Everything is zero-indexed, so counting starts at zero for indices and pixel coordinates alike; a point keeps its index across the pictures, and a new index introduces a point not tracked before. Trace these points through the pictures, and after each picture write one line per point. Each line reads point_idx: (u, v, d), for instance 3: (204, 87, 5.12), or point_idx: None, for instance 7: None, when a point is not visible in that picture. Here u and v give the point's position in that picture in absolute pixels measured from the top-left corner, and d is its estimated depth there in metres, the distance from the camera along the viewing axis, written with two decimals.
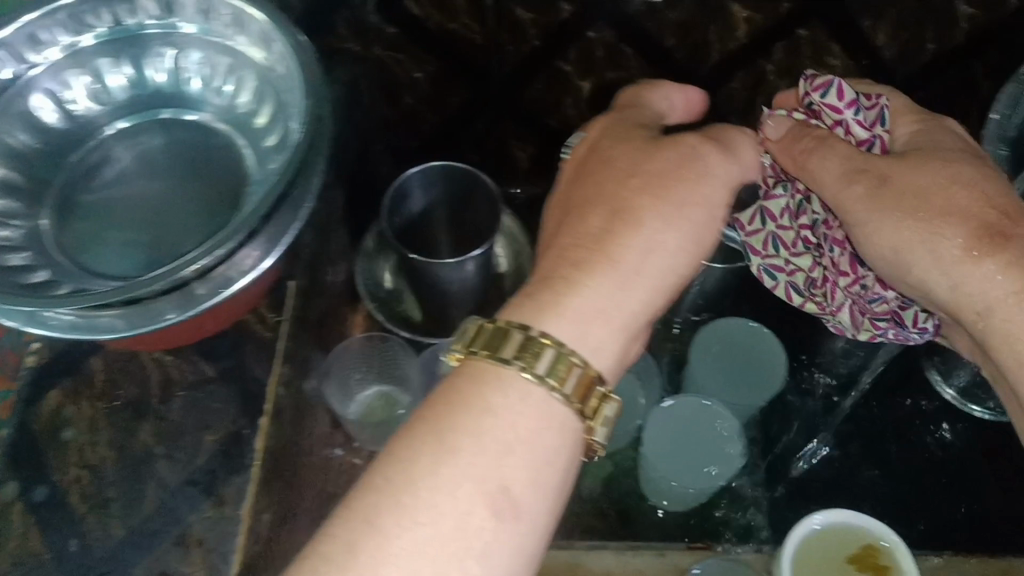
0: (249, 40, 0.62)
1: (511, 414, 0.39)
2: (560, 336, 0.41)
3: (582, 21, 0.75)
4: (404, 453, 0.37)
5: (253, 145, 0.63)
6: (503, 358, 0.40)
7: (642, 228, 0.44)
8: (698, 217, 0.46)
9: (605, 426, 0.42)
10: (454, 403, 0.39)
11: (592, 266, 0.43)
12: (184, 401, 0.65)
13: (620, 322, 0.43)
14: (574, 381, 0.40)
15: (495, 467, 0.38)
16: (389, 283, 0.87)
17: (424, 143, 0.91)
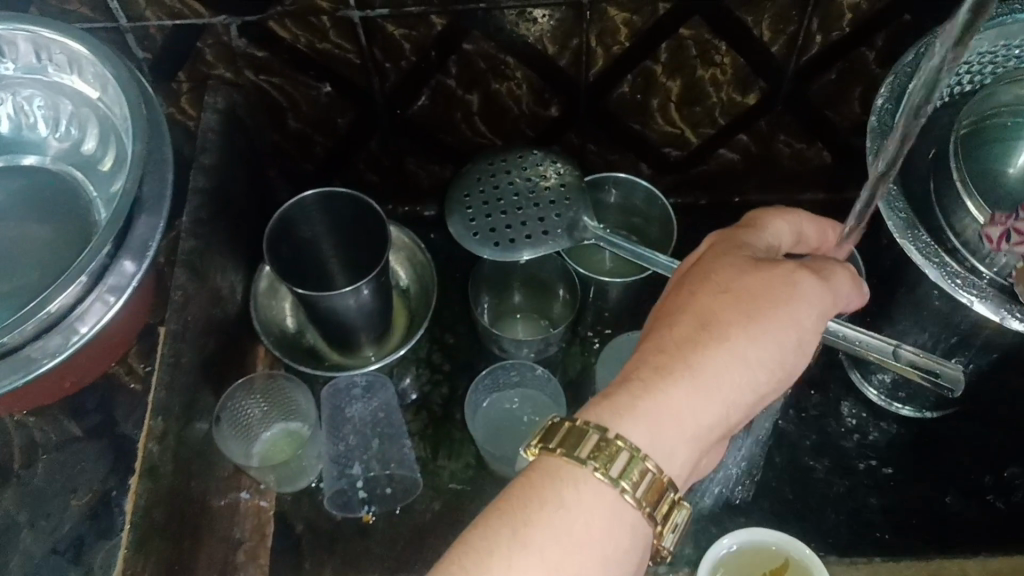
0: (82, 78, 0.62)
1: (584, 508, 0.39)
2: (635, 439, 0.41)
3: (455, 34, 0.74)
4: (474, 542, 0.38)
5: (99, 189, 0.64)
6: (578, 458, 0.40)
7: (734, 347, 0.44)
8: (786, 338, 0.45)
9: (673, 533, 0.43)
10: (522, 493, 0.40)
11: (677, 373, 0.43)
12: (52, 460, 0.63)
13: (694, 431, 0.43)
14: (647, 487, 0.40)
15: (573, 550, 0.38)
16: (293, 324, 0.82)
17: (320, 166, 0.88)
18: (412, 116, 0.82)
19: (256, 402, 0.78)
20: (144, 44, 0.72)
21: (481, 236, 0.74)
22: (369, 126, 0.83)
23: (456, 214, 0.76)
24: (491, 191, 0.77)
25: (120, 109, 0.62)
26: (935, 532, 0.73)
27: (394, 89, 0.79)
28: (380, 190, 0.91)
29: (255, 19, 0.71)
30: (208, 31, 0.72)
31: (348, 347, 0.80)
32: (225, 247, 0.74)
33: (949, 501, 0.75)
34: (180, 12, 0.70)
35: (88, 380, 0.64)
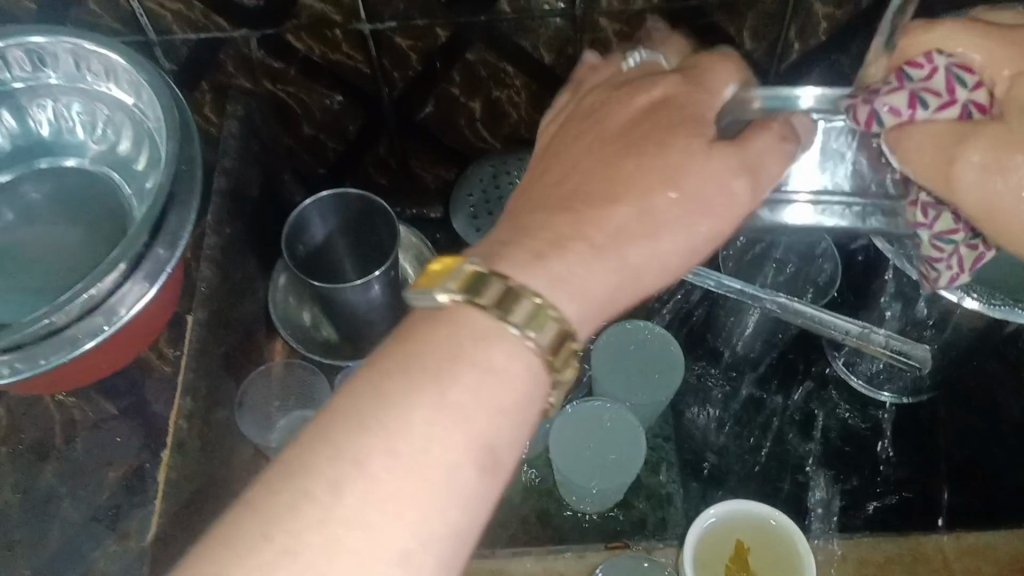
0: (118, 86, 0.68)
1: (502, 369, 0.37)
2: (545, 295, 0.38)
3: (457, 44, 0.80)
4: (366, 392, 0.35)
5: (133, 186, 0.70)
6: (481, 305, 0.37)
7: (657, 210, 0.41)
8: (700, 226, 0.42)
9: (564, 391, 0.40)
10: (414, 346, 0.37)
11: (592, 227, 0.40)
12: (91, 436, 0.69)
13: (595, 306, 0.40)
14: (550, 335, 0.38)
15: (494, 410, 0.36)
16: (309, 319, 0.86)
17: (333, 169, 0.93)
18: (419, 121, 0.88)
19: (273, 390, 0.81)
20: (171, 55, 0.78)
21: (483, 231, 0.80)
22: (378, 131, 0.89)
23: (461, 214, 0.82)
24: (492, 192, 0.83)
25: (153, 113, 0.67)
26: (917, 506, 0.77)
27: (401, 96, 0.85)
28: (389, 192, 0.96)
29: (273, 32, 0.77)
30: (230, 43, 0.78)
31: (357, 342, 0.84)
32: (244, 243, 0.80)
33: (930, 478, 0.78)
34: (205, 26, 0.76)
35: (122, 364, 0.69)
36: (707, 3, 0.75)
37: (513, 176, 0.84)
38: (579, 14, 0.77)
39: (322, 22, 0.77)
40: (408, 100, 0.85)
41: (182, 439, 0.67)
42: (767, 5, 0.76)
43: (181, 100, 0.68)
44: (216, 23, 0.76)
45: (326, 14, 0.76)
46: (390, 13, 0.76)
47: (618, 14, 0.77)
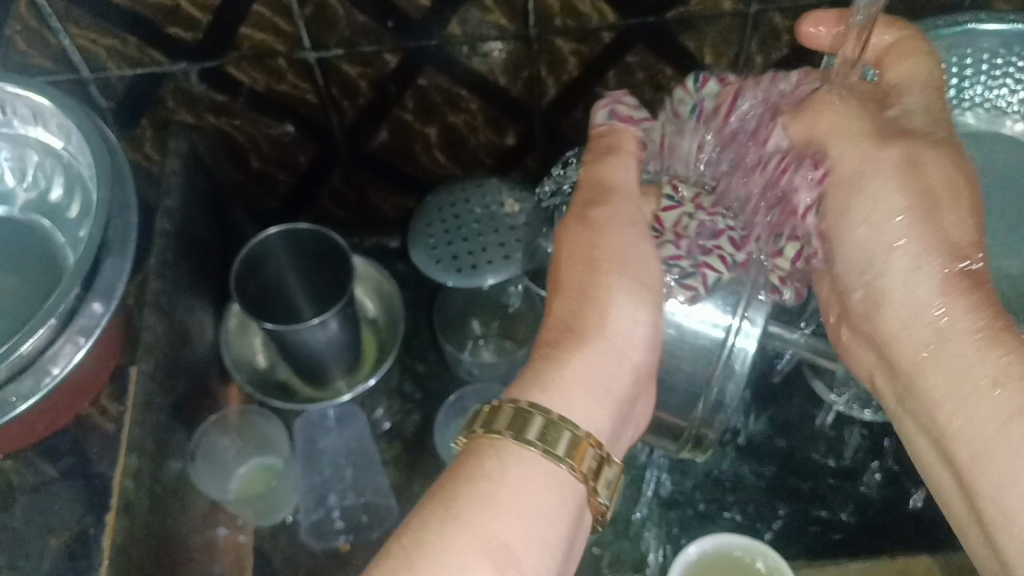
0: (46, 130, 0.65)
1: (510, 475, 0.43)
2: (546, 405, 0.45)
3: (408, 70, 0.76)
4: (415, 525, 0.41)
5: (66, 235, 0.66)
6: (495, 430, 0.44)
7: (603, 310, 0.50)
8: (611, 360, 0.48)
9: (608, 487, 0.45)
10: (456, 475, 0.43)
11: (569, 347, 0.48)
12: (28, 501, 0.65)
13: (593, 412, 0.47)
14: (566, 445, 0.44)
15: (502, 514, 0.42)
16: (264, 362, 0.82)
17: (284, 204, 0.90)
18: (371, 149, 0.84)
19: (230, 440, 0.78)
20: (107, 92, 0.75)
21: (444, 263, 0.76)
22: (330, 162, 0.86)
23: (420, 245, 0.78)
24: (450, 219, 0.79)
25: (85, 158, 0.64)
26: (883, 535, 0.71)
27: (353, 126, 0.82)
28: (345, 223, 0.94)
29: (214, 65, 0.74)
30: (168, 78, 0.74)
31: (320, 381, 0.80)
32: (192, 286, 0.76)
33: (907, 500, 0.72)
34: (142, 61, 0.73)
35: (60, 425, 0.65)
36: (666, 18, 0.73)
37: (474, 201, 0.80)
38: (532, 34, 0.74)
39: (265, 52, 0.73)
40: (360, 128, 0.82)
41: (129, 501, 0.62)
42: (728, 19, 0.73)
43: (114, 142, 0.64)
44: (152, 58, 0.72)
45: (268, 44, 0.73)
46: (336, 41, 0.73)
47: (574, 33, 0.74)
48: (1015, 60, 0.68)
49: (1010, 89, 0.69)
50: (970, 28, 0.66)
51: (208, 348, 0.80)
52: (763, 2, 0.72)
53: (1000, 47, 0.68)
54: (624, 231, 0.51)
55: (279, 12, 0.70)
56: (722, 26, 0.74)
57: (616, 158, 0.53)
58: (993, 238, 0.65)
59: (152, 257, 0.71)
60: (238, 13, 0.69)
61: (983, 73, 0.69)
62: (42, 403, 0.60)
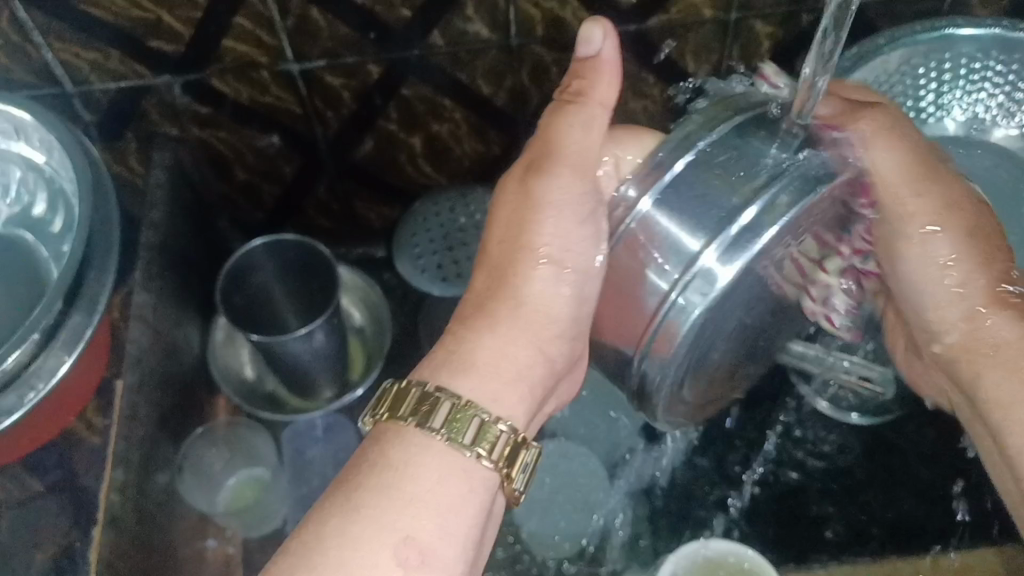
0: (29, 145, 0.65)
1: (419, 464, 0.43)
2: (461, 390, 0.46)
3: (391, 80, 0.76)
4: (317, 521, 0.41)
5: (50, 249, 0.66)
6: (401, 416, 0.45)
7: (522, 293, 0.51)
8: (521, 346, 0.50)
9: (520, 472, 0.46)
10: (364, 466, 0.43)
11: (480, 326, 0.50)
12: (15, 515, 0.65)
13: (505, 391, 0.48)
14: (474, 432, 0.45)
15: (410, 503, 0.42)
16: (251, 373, 0.82)
17: (270, 215, 0.90)
18: (356, 159, 0.85)
19: (216, 452, 0.78)
20: (90, 106, 0.75)
21: (429, 274, 0.77)
22: (315, 173, 0.86)
23: (405, 256, 0.78)
24: (436, 230, 0.80)
25: (67, 172, 0.64)
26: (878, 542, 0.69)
27: (337, 136, 0.82)
28: (331, 234, 0.94)
29: (197, 77, 0.74)
30: (151, 91, 0.74)
31: (307, 392, 0.80)
32: (177, 297, 0.76)
33: (907, 509, 0.70)
34: (125, 74, 0.73)
35: (45, 440, 0.65)
36: (647, 26, 0.73)
37: (460, 210, 0.80)
38: (514, 43, 0.74)
39: (247, 64, 0.74)
40: (344, 139, 0.82)
41: (114, 515, 0.62)
42: (708, 27, 0.74)
43: (96, 157, 0.64)
44: (135, 71, 0.73)
45: (251, 56, 0.73)
46: (318, 52, 0.73)
47: (556, 43, 0.74)
48: (993, 65, 0.69)
49: (989, 93, 0.70)
50: (947, 32, 0.67)
51: (194, 360, 0.80)
52: (743, 9, 0.72)
53: (977, 53, 0.68)
54: (557, 221, 0.50)
55: (260, 23, 0.70)
56: (702, 34, 0.74)
57: (578, 120, 0.50)
58: None
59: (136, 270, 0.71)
60: (220, 26, 0.70)
61: (962, 78, 0.70)
62: (26, 417, 0.60)
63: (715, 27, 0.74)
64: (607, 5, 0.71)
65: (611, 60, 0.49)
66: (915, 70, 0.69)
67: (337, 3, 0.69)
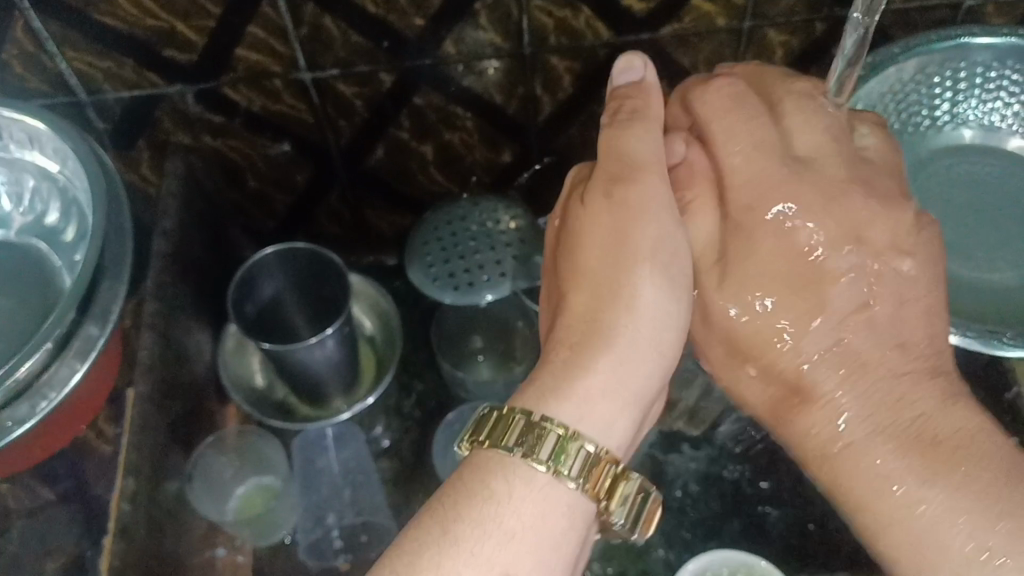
0: (43, 154, 0.65)
1: (517, 497, 0.42)
2: (565, 418, 0.43)
3: (404, 89, 0.76)
4: (408, 548, 0.40)
5: (62, 258, 0.67)
6: (507, 447, 0.42)
7: (635, 303, 0.47)
8: (653, 313, 0.47)
9: (621, 505, 0.45)
10: (458, 492, 0.42)
11: (594, 350, 0.45)
12: (26, 523, 0.65)
13: (628, 397, 0.46)
14: (583, 463, 0.43)
15: (502, 540, 0.41)
16: (262, 381, 0.82)
17: (281, 223, 0.90)
18: (369, 167, 0.85)
19: (229, 461, 0.78)
20: (104, 115, 0.75)
21: (441, 281, 0.76)
22: (328, 181, 0.86)
23: (417, 264, 0.78)
24: (446, 238, 0.79)
25: (81, 181, 0.64)
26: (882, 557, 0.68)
27: (350, 144, 0.82)
28: (342, 243, 0.94)
29: (210, 86, 0.74)
30: (164, 99, 0.75)
31: (317, 400, 0.79)
32: (189, 306, 0.76)
33: None
34: (138, 83, 0.73)
35: (57, 448, 0.65)
36: (660, 34, 0.73)
37: (473, 218, 0.80)
38: (526, 52, 0.74)
39: (260, 73, 0.74)
40: (356, 147, 0.82)
41: (125, 524, 0.62)
42: (722, 35, 0.74)
43: (108, 164, 0.64)
44: (148, 80, 0.73)
45: (264, 64, 0.73)
46: (331, 61, 0.73)
47: (568, 52, 0.74)
48: (1009, 74, 0.68)
49: (1005, 102, 0.69)
50: (964, 41, 0.67)
51: (205, 368, 0.80)
52: (757, 18, 0.72)
53: (994, 61, 0.68)
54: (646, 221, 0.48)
55: (274, 32, 0.70)
56: (715, 42, 0.74)
57: (640, 128, 0.51)
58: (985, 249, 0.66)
59: (149, 279, 0.71)
60: (234, 34, 0.70)
61: (977, 87, 0.69)
62: (38, 427, 0.60)
63: (728, 36, 0.74)
64: (621, 14, 0.71)
65: (654, 79, 0.53)
66: (930, 79, 0.69)
67: (351, 12, 0.69)
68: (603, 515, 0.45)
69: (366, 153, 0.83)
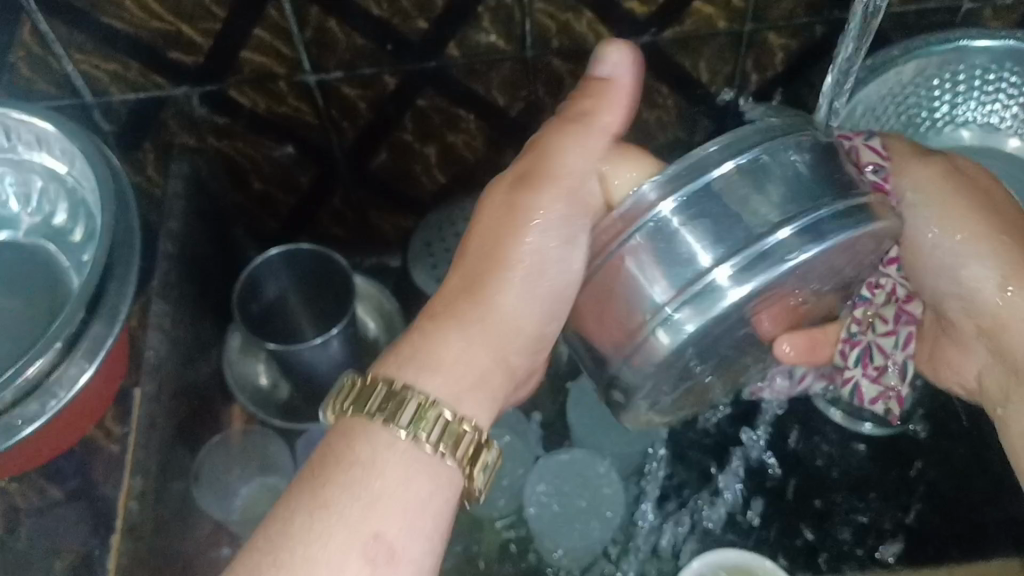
0: (51, 155, 0.66)
1: (383, 461, 0.42)
2: (431, 390, 0.45)
3: (408, 91, 0.77)
4: (279, 515, 0.40)
5: (70, 259, 0.67)
6: (370, 412, 0.43)
7: (483, 306, 0.50)
8: (509, 303, 0.51)
9: (481, 472, 0.45)
10: (326, 458, 0.42)
11: (449, 325, 0.48)
12: (34, 521, 0.65)
13: (471, 380, 0.47)
14: (443, 434, 0.43)
15: (371, 502, 0.41)
16: (267, 381, 0.82)
17: (284, 224, 0.91)
18: (372, 169, 0.85)
19: (233, 463, 0.78)
20: (110, 116, 0.75)
21: (444, 282, 0.77)
22: (331, 182, 0.86)
23: (420, 264, 0.78)
24: (450, 239, 0.79)
25: (88, 182, 0.65)
26: (882, 555, 0.69)
27: (353, 146, 0.82)
28: (345, 244, 0.95)
29: (215, 88, 0.74)
30: (170, 101, 0.75)
31: (321, 400, 0.80)
32: (195, 307, 0.76)
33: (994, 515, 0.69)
34: (143, 85, 0.73)
35: (65, 447, 0.65)
36: (661, 38, 0.74)
37: (476, 220, 0.80)
38: (529, 55, 0.75)
39: (265, 75, 0.74)
40: (360, 149, 0.83)
41: (132, 522, 0.62)
42: (723, 38, 0.74)
43: (116, 165, 0.65)
44: (154, 81, 0.73)
45: (269, 67, 0.73)
46: (336, 63, 0.74)
47: (570, 55, 0.75)
48: (1007, 76, 0.69)
49: (1003, 104, 0.71)
50: (962, 44, 0.67)
51: (209, 369, 0.80)
52: (757, 21, 0.73)
53: (992, 64, 0.68)
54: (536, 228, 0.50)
55: (278, 35, 0.71)
56: (715, 45, 0.75)
57: (580, 139, 0.51)
58: None
59: (155, 279, 0.71)
60: (239, 36, 0.70)
61: (976, 89, 0.71)
62: (47, 426, 0.60)
63: (729, 40, 0.75)
64: (622, 18, 0.72)
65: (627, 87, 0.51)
66: (929, 82, 0.70)
67: (355, 15, 0.70)
68: (467, 483, 0.45)
69: (368, 154, 0.83)
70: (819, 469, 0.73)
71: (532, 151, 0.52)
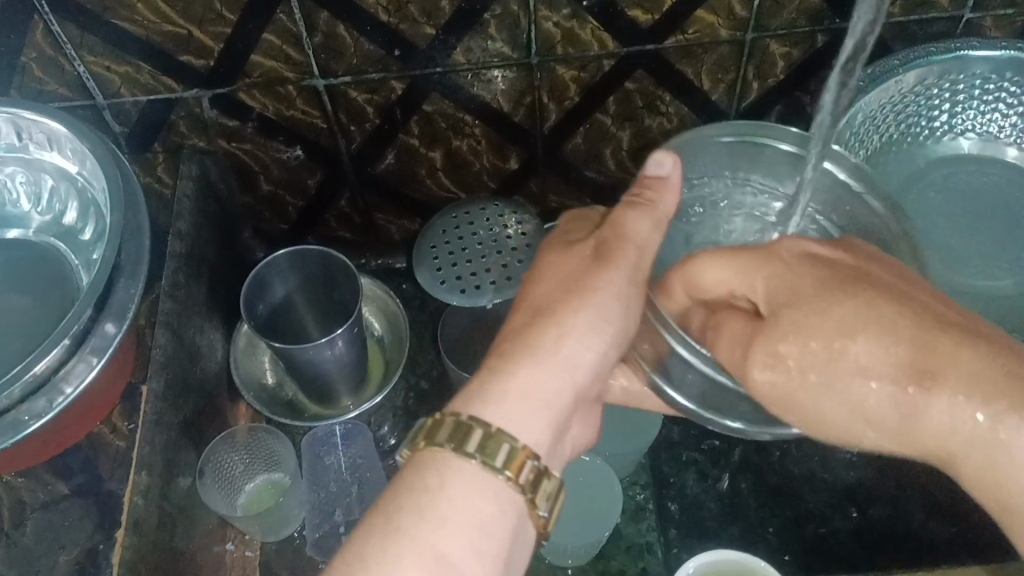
0: (62, 155, 0.67)
1: (461, 490, 0.43)
2: (487, 418, 0.45)
3: (414, 96, 0.78)
4: (357, 542, 0.41)
5: (80, 257, 0.69)
6: (462, 451, 0.43)
7: (553, 342, 0.48)
8: (566, 358, 0.48)
9: (548, 501, 0.45)
10: (401, 489, 0.43)
11: (515, 356, 0.47)
12: (41, 515, 0.66)
13: (541, 405, 0.47)
14: (526, 471, 0.44)
15: (441, 524, 0.42)
16: (272, 380, 0.84)
17: (293, 226, 0.92)
18: (378, 172, 0.86)
19: (239, 456, 0.80)
20: (121, 119, 0.77)
21: (448, 284, 0.77)
22: (338, 185, 0.88)
23: (425, 266, 0.79)
24: (454, 241, 0.80)
25: (99, 182, 0.66)
26: (879, 559, 0.69)
27: (360, 150, 0.84)
28: (351, 246, 0.96)
29: (224, 91, 0.76)
30: (180, 103, 0.77)
31: (325, 398, 0.81)
32: (203, 305, 0.78)
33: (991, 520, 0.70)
34: (155, 88, 0.75)
35: (72, 442, 0.66)
36: (663, 46, 0.75)
37: (480, 225, 0.81)
38: (534, 60, 0.75)
39: (274, 79, 0.75)
40: (367, 152, 0.84)
41: (138, 517, 0.63)
42: (725, 46, 0.75)
43: (125, 165, 0.66)
44: (165, 84, 0.75)
45: (278, 70, 0.75)
46: (344, 68, 0.75)
47: (574, 62, 0.76)
48: (1007, 86, 0.70)
49: (1002, 113, 0.71)
50: (963, 53, 0.68)
51: (217, 367, 0.81)
52: (760, 30, 0.74)
53: (992, 74, 0.69)
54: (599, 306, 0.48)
55: (287, 39, 0.72)
56: (717, 53, 0.76)
57: (649, 222, 0.48)
58: (984, 258, 0.67)
59: (164, 279, 0.72)
60: (249, 40, 0.71)
61: (976, 98, 0.71)
62: (54, 422, 0.62)
63: (731, 48, 0.75)
64: (625, 25, 0.73)
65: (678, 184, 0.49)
66: (929, 91, 0.70)
67: (363, 21, 0.71)
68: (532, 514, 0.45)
69: (375, 158, 0.85)
70: (817, 475, 0.74)
71: (626, 231, 0.49)
